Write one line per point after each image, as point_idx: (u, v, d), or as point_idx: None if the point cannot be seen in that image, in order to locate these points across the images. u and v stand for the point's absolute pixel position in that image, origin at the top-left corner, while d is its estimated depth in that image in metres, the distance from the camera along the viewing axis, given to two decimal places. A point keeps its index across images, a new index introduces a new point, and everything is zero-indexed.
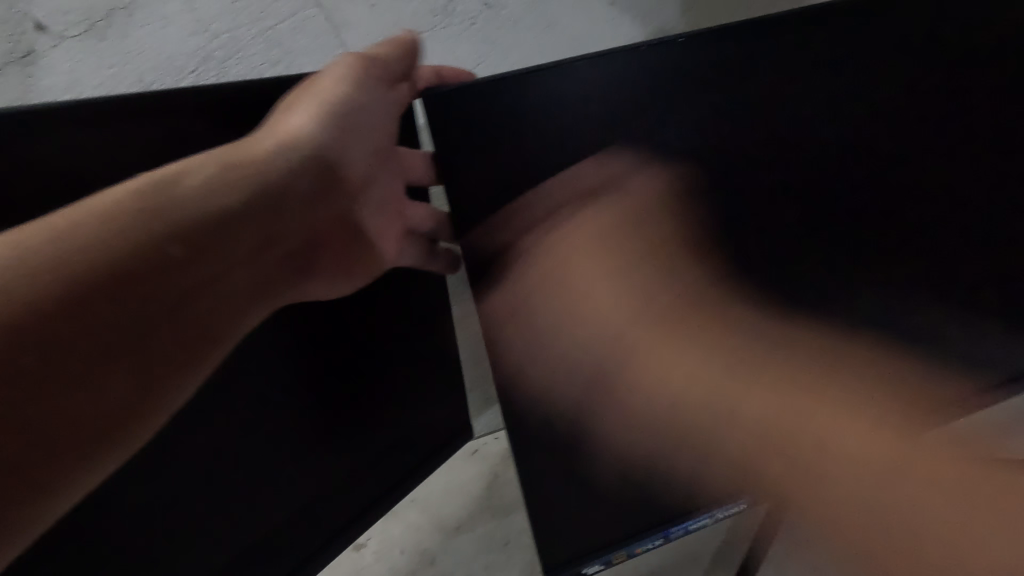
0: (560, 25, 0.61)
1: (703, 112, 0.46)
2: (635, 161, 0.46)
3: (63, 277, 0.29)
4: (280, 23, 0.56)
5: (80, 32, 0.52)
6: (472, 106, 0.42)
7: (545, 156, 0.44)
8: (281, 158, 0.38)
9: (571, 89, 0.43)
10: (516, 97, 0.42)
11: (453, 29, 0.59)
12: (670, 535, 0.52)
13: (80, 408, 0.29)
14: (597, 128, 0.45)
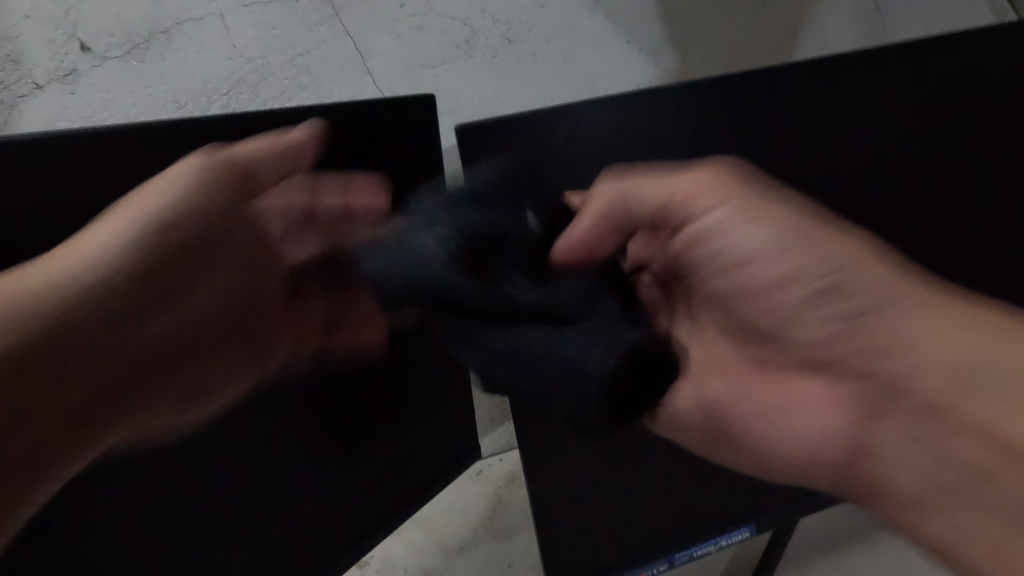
0: (577, 62, 0.66)
1: (701, 147, 0.50)
2: None
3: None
4: (310, 50, 0.59)
5: (122, 53, 0.55)
6: (494, 137, 0.47)
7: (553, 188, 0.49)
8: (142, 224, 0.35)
9: (582, 130, 0.49)
10: (535, 131, 0.48)
11: (475, 60, 0.63)
12: (675, 561, 0.56)
13: None
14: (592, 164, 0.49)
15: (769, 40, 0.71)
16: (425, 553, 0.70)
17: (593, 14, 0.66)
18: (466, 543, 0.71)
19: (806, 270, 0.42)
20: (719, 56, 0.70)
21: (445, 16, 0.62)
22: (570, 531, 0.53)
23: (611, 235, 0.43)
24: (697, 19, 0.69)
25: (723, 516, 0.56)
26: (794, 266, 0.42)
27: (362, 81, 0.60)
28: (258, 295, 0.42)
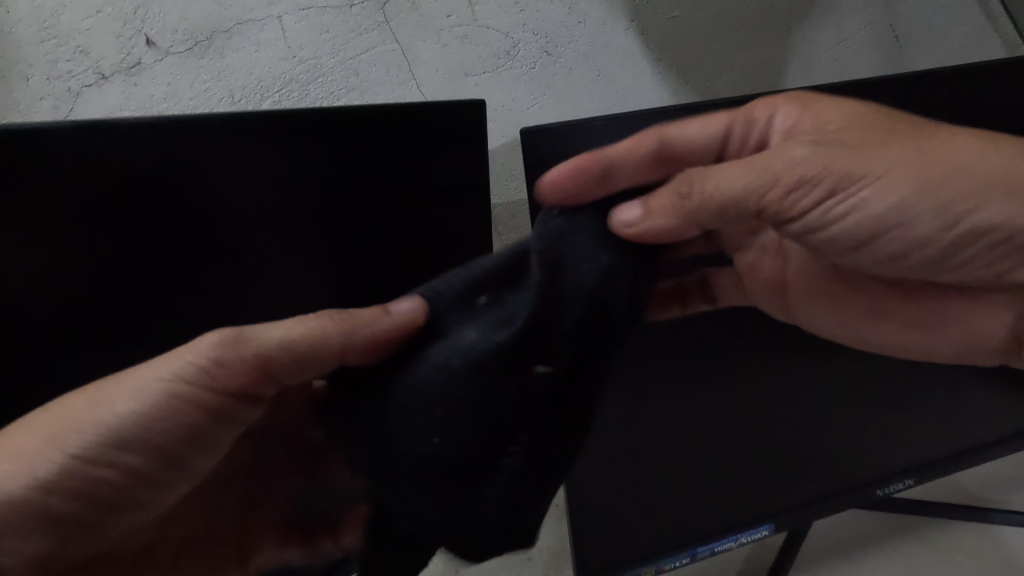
0: (610, 76, 0.69)
1: None
2: None
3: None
4: (359, 55, 0.62)
5: (183, 49, 0.58)
6: (538, 149, 0.53)
7: None
8: (131, 448, 0.38)
9: (603, 140, 0.53)
10: (565, 142, 0.53)
11: (514, 70, 0.66)
12: (697, 555, 0.62)
13: None
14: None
15: (790, 64, 0.75)
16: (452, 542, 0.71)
17: (629, 30, 0.69)
18: None
19: (935, 224, 0.40)
20: (743, 76, 0.74)
21: (488, 28, 0.65)
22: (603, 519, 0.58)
23: (681, 220, 0.40)
24: (726, 40, 0.73)
25: (743, 514, 0.62)
26: (920, 220, 0.40)
27: (406, 87, 0.64)
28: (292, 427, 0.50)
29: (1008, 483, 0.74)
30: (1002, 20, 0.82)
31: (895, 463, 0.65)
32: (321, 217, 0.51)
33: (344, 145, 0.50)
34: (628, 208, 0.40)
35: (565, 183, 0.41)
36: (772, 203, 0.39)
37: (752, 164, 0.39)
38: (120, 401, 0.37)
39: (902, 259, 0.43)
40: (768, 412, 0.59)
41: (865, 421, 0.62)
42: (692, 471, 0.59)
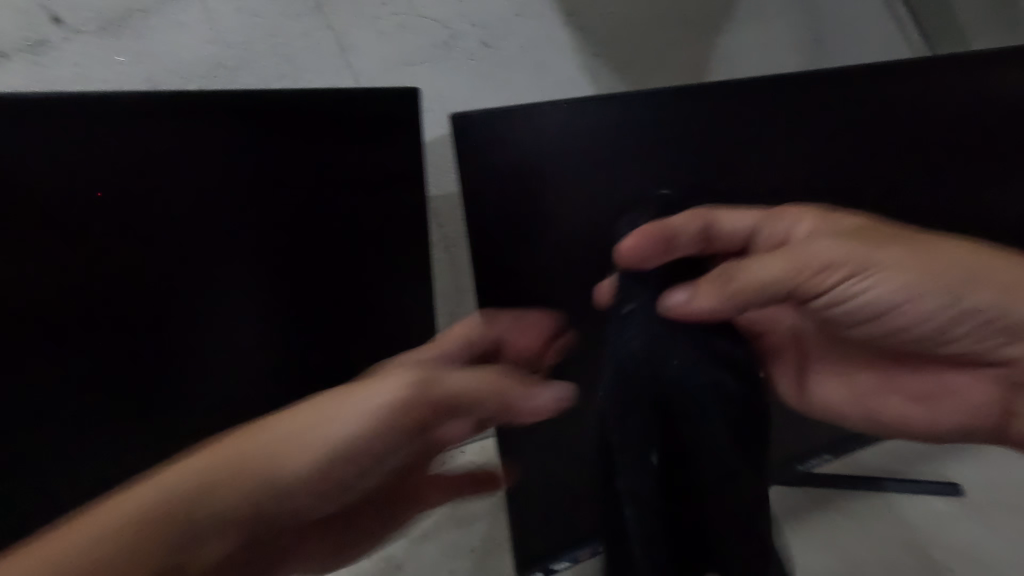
0: (549, 69, 0.70)
1: (656, 156, 0.58)
2: (592, 199, 0.57)
3: (60, 552, 0.32)
4: (291, 40, 0.60)
5: (96, 28, 0.54)
6: (476, 131, 0.54)
7: (518, 169, 0.55)
8: (364, 451, 0.43)
9: (547, 124, 0.55)
10: (504, 125, 0.54)
11: (453, 61, 0.66)
12: None
13: (88, 531, 0.33)
14: (562, 171, 0.56)
15: (719, 61, 0.79)
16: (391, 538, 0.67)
17: (565, 25, 0.70)
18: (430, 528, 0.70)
19: (939, 306, 0.47)
20: (674, 74, 0.77)
21: (426, 17, 0.64)
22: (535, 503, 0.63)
23: (743, 302, 0.46)
24: (661, 36, 0.75)
25: None
26: (926, 301, 0.47)
27: (341, 76, 0.62)
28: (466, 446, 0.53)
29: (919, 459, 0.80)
30: (906, 29, 0.89)
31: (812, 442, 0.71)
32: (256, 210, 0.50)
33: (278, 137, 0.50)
34: (677, 291, 0.46)
35: (639, 250, 0.46)
36: (801, 285, 0.47)
37: (791, 259, 0.47)
38: (350, 421, 0.41)
39: (905, 330, 0.50)
40: None
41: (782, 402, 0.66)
42: None
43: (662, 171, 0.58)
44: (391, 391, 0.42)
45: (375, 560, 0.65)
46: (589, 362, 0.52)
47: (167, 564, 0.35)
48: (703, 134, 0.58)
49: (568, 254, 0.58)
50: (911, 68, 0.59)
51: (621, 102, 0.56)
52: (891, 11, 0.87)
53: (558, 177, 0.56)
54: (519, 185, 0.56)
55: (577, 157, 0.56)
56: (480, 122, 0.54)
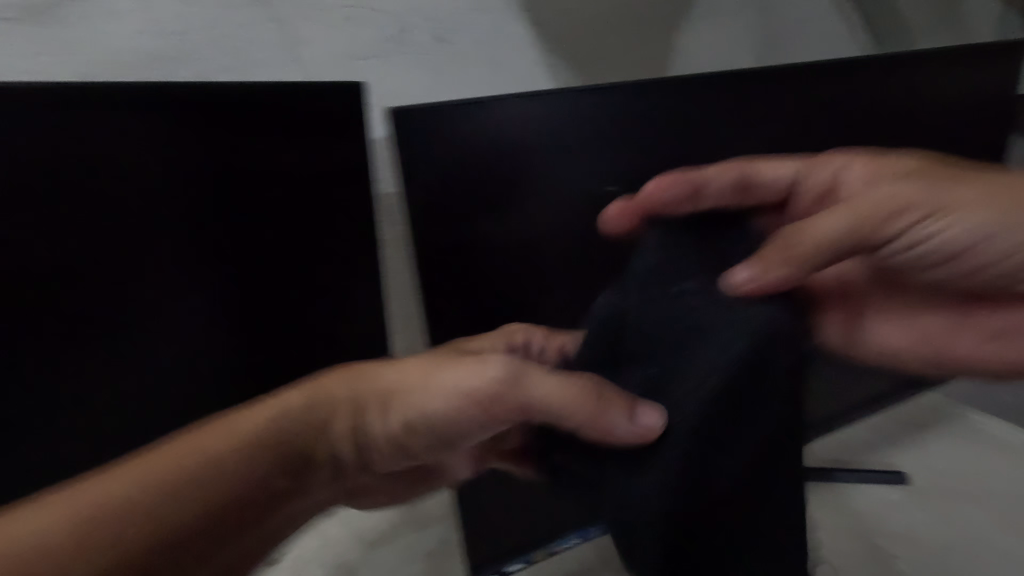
0: (503, 65, 0.69)
1: (610, 151, 0.58)
2: (546, 196, 0.56)
3: (105, 514, 0.29)
4: (233, 32, 0.58)
5: (15, 15, 0.50)
6: (421, 124, 0.51)
7: (466, 167, 0.53)
8: (437, 423, 0.41)
9: (498, 119, 0.53)
10: (451, 119, 0.52)
11: (404, 56, 0.65)
12: (586, 535, 0.65)
13: (161, 480, 0.31)
14: (511, 170, 0.54)
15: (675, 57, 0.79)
16: (345, 548, 0.66)
17: (520, 20, 0.69)
18: (385, 533, 0.68)
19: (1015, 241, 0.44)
20: (631, 69, 0.76)
21: (376, 9, 0.62)
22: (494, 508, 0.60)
23: (819, 255, 0.42)
24: (618, 32, 0.75)
25: None
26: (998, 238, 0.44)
27: (286, 69, 0.60)
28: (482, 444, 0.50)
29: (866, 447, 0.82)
30: (853, 28, 0.92)
31: None
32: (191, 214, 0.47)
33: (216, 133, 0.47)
34: (740, 269, 0.40)
35: (664, 195, 0.45)
36: (871, 233, 0.44)
37: (851, 208, 0.44)
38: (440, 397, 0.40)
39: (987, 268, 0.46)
40: None
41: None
42: None
43: (614, 167, 0.58)
44: (487, 374, 0.39)
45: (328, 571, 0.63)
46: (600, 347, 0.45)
47: (222, 517, 0.33)
48: (655, 130, 0.58)
49: (521, 256, 0.56)
50: (859, 63, 0.61)
51: (566, 96, 0.55)
52: (841, 10, 0.89)
53: (507, 176, 0.54)
54: (465, 188, 0.53)
55: (528, 153, 0.55)
56: (414, 119, 0.51)
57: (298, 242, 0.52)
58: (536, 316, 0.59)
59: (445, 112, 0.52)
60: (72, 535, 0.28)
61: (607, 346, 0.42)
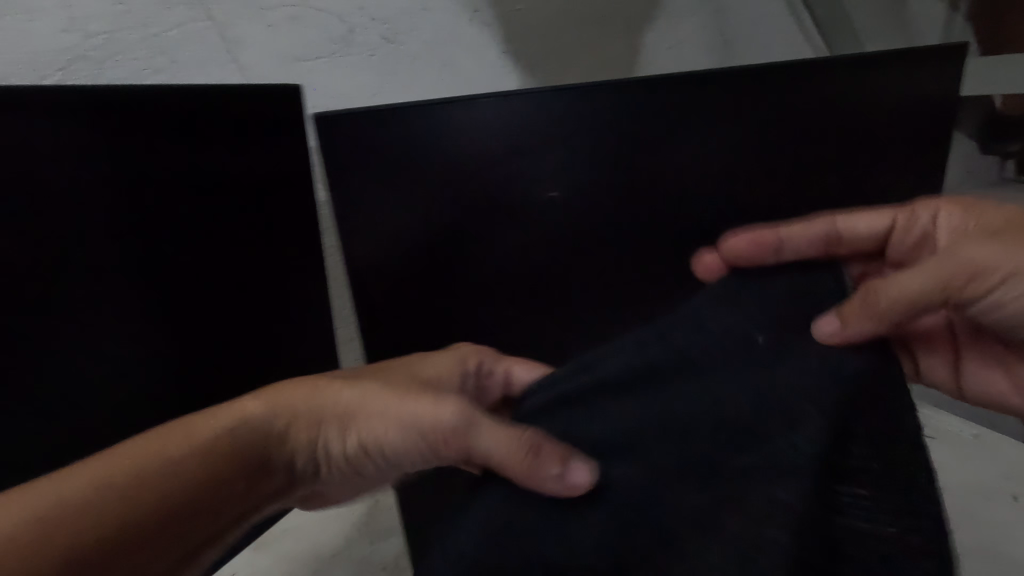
0: (455, 66, 0.68)
1: (583, 153, 0.54)
2: (501, 201, 0.54)
3: (56, 509, 0.28)
4: (167, 31, 0.55)
5: None
6: (359, 128, 0.50)
7: (405, 172, 0.51)
8: (393, 446, 0.41)
9: (464, 120, 0.51)
10: (403, 122, 0.50)
11: (352, 57, 0.63)
12: None
13: (115, 479, 0.31)
14: (444, 182, 0.52)
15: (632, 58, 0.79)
16: (295, 564, 0.64)
17: (472, 21, 0.68)
18: (339, 550, 0.65)
19: None
20: (586, 70, 0.76)
21: (321, 10, 0.60)
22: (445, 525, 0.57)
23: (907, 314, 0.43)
24: (574, 33, 0.75)
25: None
26: None
27: (225, 71, 0.58)
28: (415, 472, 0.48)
29: None
30: (808, 31, 0.93)
31: None
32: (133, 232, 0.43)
33: (154, 142, 0.44)
34: (825, 319, 0.43)
35: (741, 247, 0.49)
36: (954, 294, 0.44)
37: (924, 269, 0.44)
38: (397, 427, 0.41)
39: None
40: None
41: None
42: None
43: (559, 172, 0.54)
44: (443, 423, 0.40)
45: None
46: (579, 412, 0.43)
47: (172, 514, 0.32)
48: (612, 133, 0.54)
49: (470, 267, 0.55)
50: (827, 63, 0.60)
51: (504, 100, 0.52)
52: (793, 14, 0.91)
53: (439, 189, 0.52)
54: (407, 199, 0.52)
55: (463, 163, 0.52)
56: (354, 128, 0.50)
57: (243, 252, 0.50)
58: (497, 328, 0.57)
59: (379, 119, 0.50)
60: (20, 539, 0.27)
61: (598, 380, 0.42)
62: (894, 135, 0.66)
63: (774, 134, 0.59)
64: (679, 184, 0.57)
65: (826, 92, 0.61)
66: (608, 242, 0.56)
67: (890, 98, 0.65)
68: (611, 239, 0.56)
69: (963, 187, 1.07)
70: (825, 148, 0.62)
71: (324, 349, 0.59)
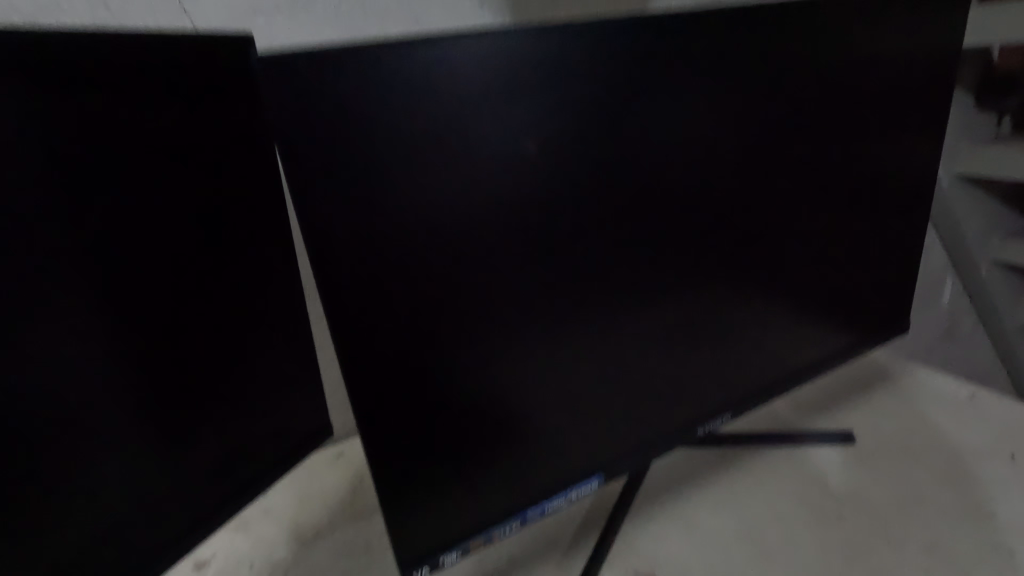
0: (427, 17, 0.64)
1: (584, 103, 0.47)
2: (497, 163, 0.45)
3: None
4: None
5: None
6: (318, 73, 0.37)
7: (382, 131, 0.40)
8: None
9: (448, 65, 0.41)
10: (371, 67, 0.39)
11: (314, 10, 0.59)
12: (528, 520, 0.55)
13: None
14: (403, 140, 0.41)
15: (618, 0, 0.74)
16: (277, 546, 0.63)
17: None
18: (323, 529, 0.64)
19: None
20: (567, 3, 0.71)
21: None
22: (424, 509, 0.50)
23: None
24: None
25: (583, 462, 0.57)
26: None
27: (174, 22, 0.54)
28: (425, 436, 0.48)
29: (812, 407, 0.78)
30: None
31: (729, 395, 0.65)
32: (73, 204, 0.38)
33: (88, 99, 0.38)
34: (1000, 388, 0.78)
35: None
36: None
37: None
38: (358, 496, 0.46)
39: None
40: (612, 365, 0.55)
41: (699, 333, 0.60)
42: (535, 443, 0.53)
43: (538, 124, 0.46)
44: (398, 449, 0.47)
45: (262, 571, 0.60)
46: (538, 397, 0.52)
47: None
48: (601, 82, 0.47)
49: (443, 242, 0.44)
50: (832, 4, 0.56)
51: (480, 40, 0.42)
52: None
53: (400, 148, 0.41)
54: (363, 165, 0.40)
55: (429, 115, 0.42)
56: (294, 75, 0.37)
57: (204, 224, 0.46)
58: (493, 310, 0.48)
59: (343, 62, 0.38)
60: None
61: (560, 385, 0.53)
62: (894, 89, 0.63)
63: (773, 80, 0.55)
64: (677, 143, 0.52)
65: (826, 41, 0.57)
66: (602, 207, 0.50)
67: (894, 41, 0.61)
68: (605, 202, 0.50)
69: (961, 146, 1.04)
70: (821, 103, 0.59)
71: (289, 317, 0.55)
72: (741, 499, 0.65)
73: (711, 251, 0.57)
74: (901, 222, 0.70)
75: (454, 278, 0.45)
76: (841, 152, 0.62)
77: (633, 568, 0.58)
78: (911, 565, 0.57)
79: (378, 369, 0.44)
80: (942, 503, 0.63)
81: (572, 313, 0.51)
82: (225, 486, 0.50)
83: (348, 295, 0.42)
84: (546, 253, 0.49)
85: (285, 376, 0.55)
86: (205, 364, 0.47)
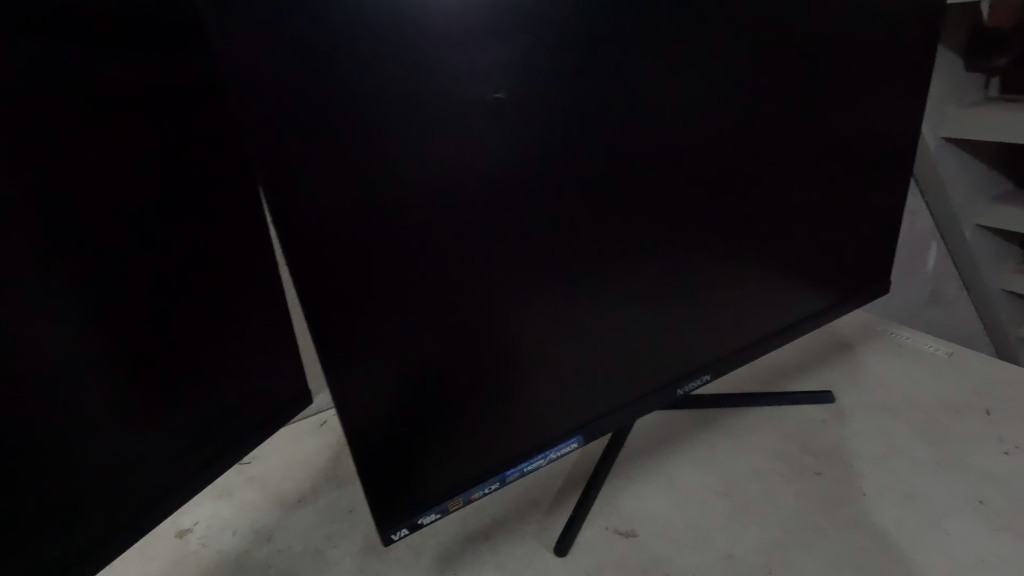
0: None
1: (558, 51, 0.45)
2: (466, 115, 0.43)
3: None
4: None
5: None
6: (273, 16, 0.35)
7: (342, 79, 0.38)
8: None
9: (413, 9, 0.39)
10: (331, 9, 0.37)
11: None
12: (507, 480, 0.55)
13: None
14: (363, 89, 0.39)
15: None
16: (260, 512, 0.63)
17: None
18: (305, 495, 0.64)
19: None
20: None
21: None
22: (399, 470, 0.50)
23: None
24: None
25: (561, 422, 0.57)
26: None
27: None
28: (398, 398, 0.47)
29: (791, 369, 0.79)
30: None
31: (708, 354, 0.65)
32: (20, 161, 0.36)
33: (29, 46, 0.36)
34: None
35: None
36: None
37: None
38: None
39: None
40: (589, 324, 0.55)
41: (677, 292, 0.59)
42: (511, 403, 0.53)
43: (506, 71, 0.44)
44: (371, 409, 0.46)
45: (244, 535, 0.60)
46: (513, 356, 0.52)
47: None
48: (577, 31, 0.45)
49: (412, 198, 0.43)
50: None
51: None
52: None
53: (360, 97, 0.39)
54: (323, 115, 0.38)
55: (389, 61, 0.39)
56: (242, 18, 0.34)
57: (167, 186, 0.45)
58: (464, 269, 0.47)
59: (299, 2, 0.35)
60: None
61: (536, 345, 0.52)
62: (879, 42, 0.62)
63: (756, 28, 0.53)
64: (655, 97, 0.51)
65: None
66: (577, 163, 0.49)
67: None
68: (580, 157, 0.49)
69: (948, 108, 1.03)
70: (806, 57, 0.57)
71: (259, 281, 0.54)
72: (718, 458, 0.66)
73: (689, 209, 0.56)
74: (883, 182, 0.70)
75: (422, 236, 0.44)
76: (825, 106, 0.61)
77: (613, 526, 0.59)
78: (886, 517, 0.58)
79: (348, 328, 0.43)
80: (916, 458, 0.64)
81: (548, 273, 0.51)
82: (198, 450, 0.49)
83: (312, 253, 0.40)
84: (520, 210, 0.48)
85: (259, 341, 0.54)
86: (173, 328, 0.46)
